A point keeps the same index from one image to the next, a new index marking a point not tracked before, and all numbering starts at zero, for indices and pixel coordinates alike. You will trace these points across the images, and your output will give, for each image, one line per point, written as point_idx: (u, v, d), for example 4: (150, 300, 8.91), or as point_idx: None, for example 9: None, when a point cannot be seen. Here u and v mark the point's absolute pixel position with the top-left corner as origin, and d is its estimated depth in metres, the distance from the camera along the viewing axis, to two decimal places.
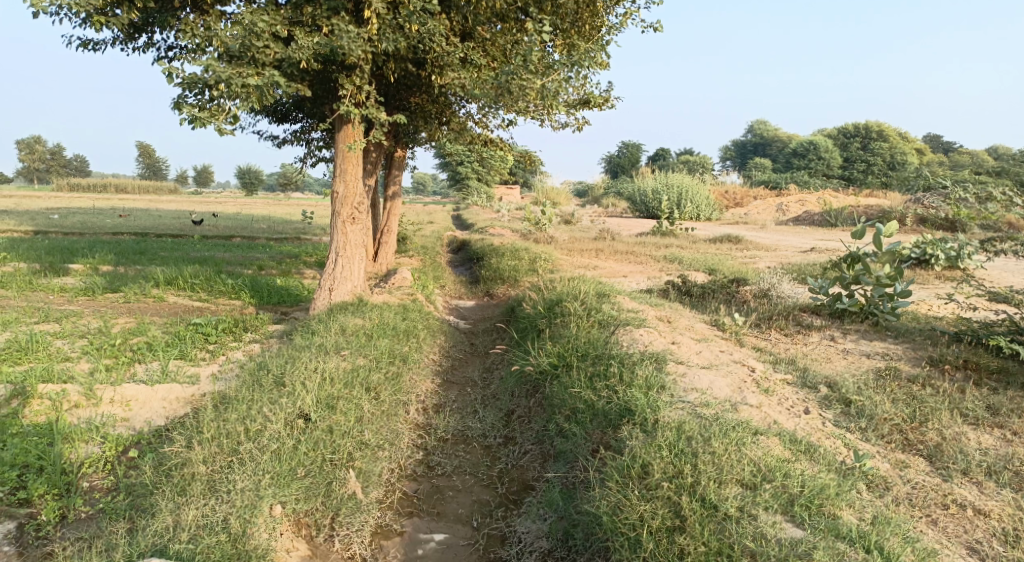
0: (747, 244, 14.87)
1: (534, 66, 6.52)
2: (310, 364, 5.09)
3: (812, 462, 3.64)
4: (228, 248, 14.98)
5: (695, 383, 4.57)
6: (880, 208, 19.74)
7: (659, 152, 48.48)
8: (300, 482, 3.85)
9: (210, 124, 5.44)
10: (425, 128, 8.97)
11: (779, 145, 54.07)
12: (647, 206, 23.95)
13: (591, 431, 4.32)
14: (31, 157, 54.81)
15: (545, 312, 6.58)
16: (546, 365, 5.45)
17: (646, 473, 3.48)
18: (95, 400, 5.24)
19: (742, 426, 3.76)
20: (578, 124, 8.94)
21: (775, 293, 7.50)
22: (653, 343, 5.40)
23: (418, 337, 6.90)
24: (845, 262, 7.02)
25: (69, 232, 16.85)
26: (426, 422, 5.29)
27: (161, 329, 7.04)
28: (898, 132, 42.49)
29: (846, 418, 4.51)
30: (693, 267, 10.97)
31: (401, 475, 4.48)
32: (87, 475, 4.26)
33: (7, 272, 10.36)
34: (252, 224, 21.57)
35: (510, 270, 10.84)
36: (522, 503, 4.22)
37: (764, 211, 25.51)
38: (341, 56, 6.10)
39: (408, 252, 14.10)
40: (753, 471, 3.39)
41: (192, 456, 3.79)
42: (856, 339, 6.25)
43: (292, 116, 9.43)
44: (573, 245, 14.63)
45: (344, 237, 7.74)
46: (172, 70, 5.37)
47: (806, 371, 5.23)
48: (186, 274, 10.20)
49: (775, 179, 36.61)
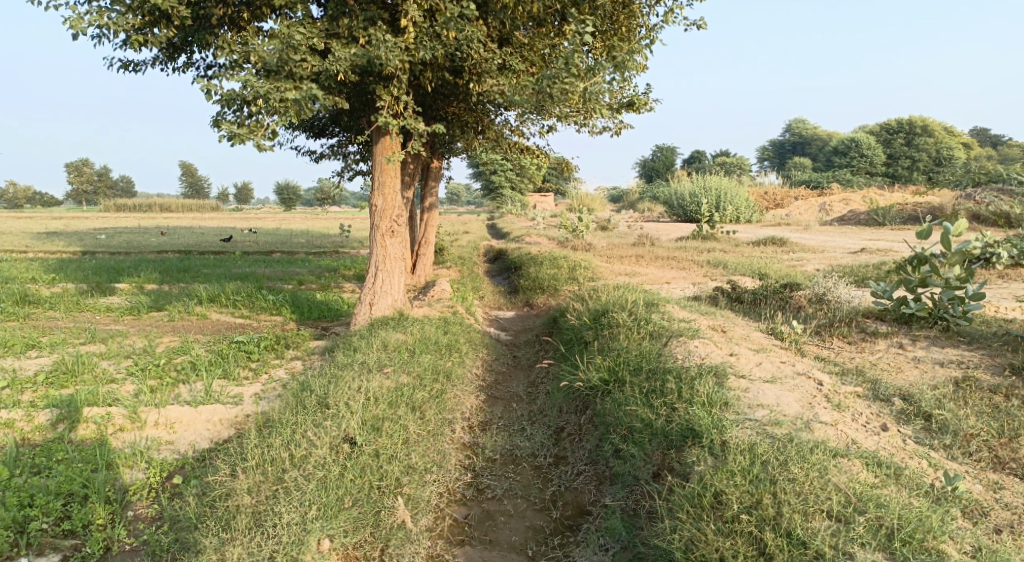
0: (793, 246, 14.38)
1: (576, 70, 6.33)
2: (354, 383, 4.93)
3: (901, 486, 3.34)
4: (268, 263, 15.10)
5: (761, 398, 4.28)
6: (931, 205, 18.97)
7: (693, 154, 47.64)
8: (348, 513, 3.68)
9: (250, 140, 5.35)
10: (462, 138, 8.84)
11: (818, 144, 52.76)
12: (685, 210, 23.47)
13: (650, 452, 4.09)
14: (80, 179, 56.67)
15: (591, 324, 6.33)
16: (596, 380, 5.22)
17: (720, 502, 3.26)
18: (140, 423, 5.18)
19: (820, 447, 3.48)
20: (617, 129, 8.73)
21: (833, 297, 7.11)
22: (710, 355, 5.11)
23: (460, 351, 6.73)
24: (909, 263, 6.60)
25: (115, 251, 17.19)
26: (473, 441, 5.09)
27: (204, 347, 7.01)
28: (944, 127, 41.06)
29: (928, 435, 4.17)
30: (740, 272, 10.60)
31: (450, 499, 4.28)
32: (133, 503, 4.16)
33: (57, 292, 10.54)
34: (290, 239, 21.77)
35: (550, 279, 10.61)
36: (579, 530, 3.99)
37: (807, 211, 24.75)
38: (378, 66, 6.00)
39: (445, 263, 13.99)
40: (841, 501, 3.12)
41: (236, 485, 3.64)
42: (926, 346, 5.85)
43: (329, 130, 9.39)
44: (611, 251, 14.35)
45: (384, 250, 7.61)
46: (210, 88, 5.30)
47: (877, 383, 4.88)
48: (228, 291, 10.23)
49: (815, 177, 35.66)
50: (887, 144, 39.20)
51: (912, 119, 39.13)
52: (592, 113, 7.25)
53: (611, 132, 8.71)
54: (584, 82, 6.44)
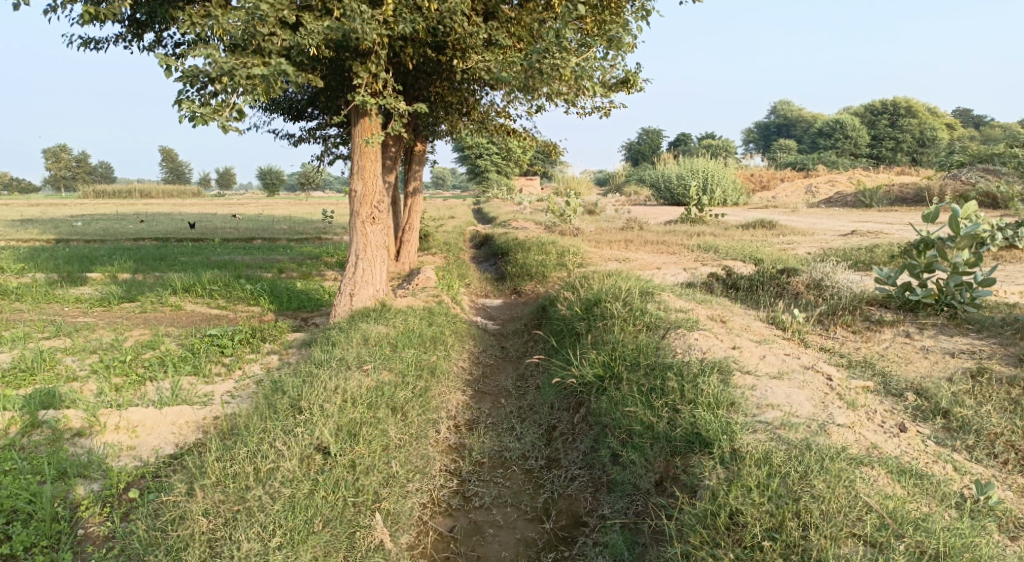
0: (783, 229, 14.09)
1: (566, 45, 5.91)
2: (329, 382, 4.56)
3: (929, 499, 3.09)
4: (248, 251, 14.62)
5: (770, 398, 3.97)
6: (918, 186, 18.76)
7: (679, 137, 47.20)
8: (319, 536, 3.29)
9: (214, 121, 4.89)
10: (446, 120, 8.43)
11: (804, 125, 52.50)
12: (672, 193, 23.14)
13: (652, 458, 3.80)
14: (57, 165, 55.52)
15: (583, 314, 5.98)
16: (590, 376, 4.89)
17: (735, 524, 3.03)
18: (99, 428, 4.76)
19: (842, 456, 3.23)
20: (606, 109, 8.37)
21: (831, 283, 6.80)
22: (712, 349, 4.79)
23: (446, 344, 6.36)
24: (914, 248, 6.31)
25: (90, 239, 16.60)
26: (459, 442, 4.74)
27: (175, 342, 6.59)
28: (927, 108, 41.00)
29: (949, 434, 3.89)
30: (731, 256, 10.29)
31: (434, 510, 3.94)
32: (84, 520, 3.76)
33: (25, 283, 10.05)
34: (273, 225, 21.29)
35: (538, 265, 10.24)
36: (574, 544, 3.67)
37: (793, 194, 24.52)
38: (354, 41, 5.56)
39: (430, 250, 13.59)
40: (875, 524, 2.87)
41: (191, 508, 3.28)
42: (934, 335, 5.57)
43: (307, 112, 8.96)
44: (599, 236, 14.01)
45: (364, 238, 7.21)
46: (169, 63, 4.82)
47: (887, 376, 4.59)
48: (205, 280, 9.77)
49: (801, 159, 35.49)
50: (872, 126, 39.07)
51: (897, 100, 38.99)
52: (582, 91, 6.86)
53: (601, 112, 8.34)
54: (575, 58, 6.04)
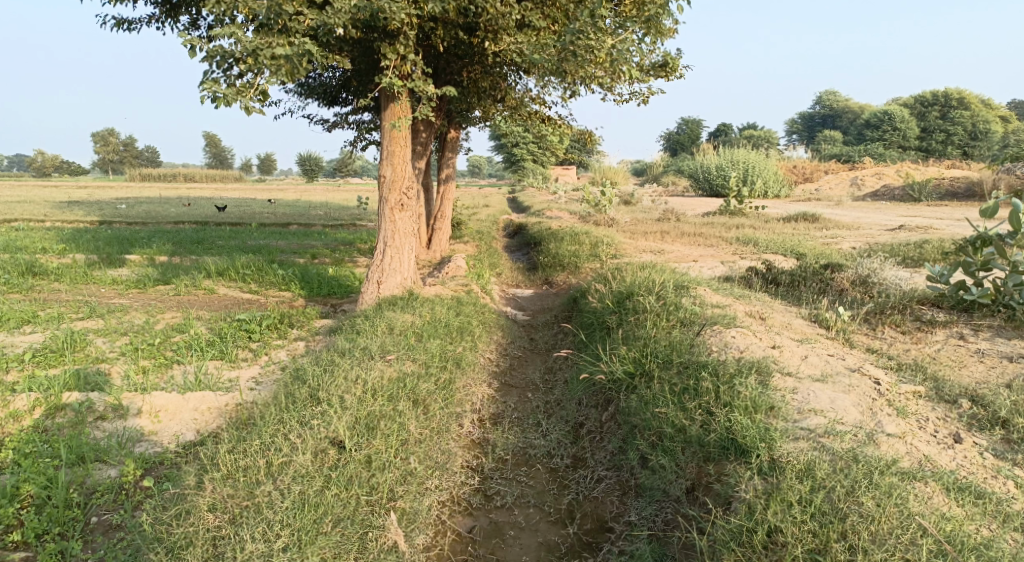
0: (826, 223, 13.57)
1: (601, 25, 5.66)
2: (350, 372, 4.45)
3: (990, 521, 2.83)
4: (284, 236, 14.68)
5: (812, 402, 3.71)
6: (969, 181, 17.96)
7: (720, 127, 46.20)
8: (328, 537, 3.17)
9: (237, 102, 4.79)
10: (479, 105, 8.24)
11: (849, 117, 51.01)
12: (711, 184, 22.60)
13: (683, 463, 3.59)
14: (105, 149, 57.00)
15: (615, 308, 5.76)
16: (620, 373, 4.68)
17: (774, 543, 2.83)
18: (122, 412, 4.69)
19: (892, 469, 2.99)
20: (645, 95, 8.09)
21: (878, 280, 6.44)
22: (750, 347, 4.54)
23: (473, 334, 6.20)
24: (970, 245, 5.91)
25: (132, 222, 16.85)
26: (482, 437, 4.57)
27: (205, 326, 6.56)
28: (981, 101, 39.40)
29: (1009, 447, 3.58)
30: (772, 250, 9.92)
31: (453, 509, 3.79)
32: (97, 507, 3.72)
33: (65, 263, 10.20)
34: (308, 211, 21.40)
35: (570, 255, 10.00)
36: (598, 552, 3.49)
37: (837, 187, 23.75)
38: (382, 21, 5.40)
39: (462, 239, 13.45)
40: (930, 548, 2.64)
41: (198, 502, 3.21)
42: (991, 338, 5.20)
43: (340, 96, 8.87)
44: (635, 226, 13.71)
45: (392, 225, 7.08)
46: (193, 43, 4.71)
47: (939, 381, 4.26)
48: (238, 264, 9.77)
49: (846, 151, 34.40)
50: (922, 118, 37.65)
51: (948, 91, 37.50)
52: (619, 76, 6.60)
53: (639, 99, 8.05)
54: (611, 39, 5.78)
